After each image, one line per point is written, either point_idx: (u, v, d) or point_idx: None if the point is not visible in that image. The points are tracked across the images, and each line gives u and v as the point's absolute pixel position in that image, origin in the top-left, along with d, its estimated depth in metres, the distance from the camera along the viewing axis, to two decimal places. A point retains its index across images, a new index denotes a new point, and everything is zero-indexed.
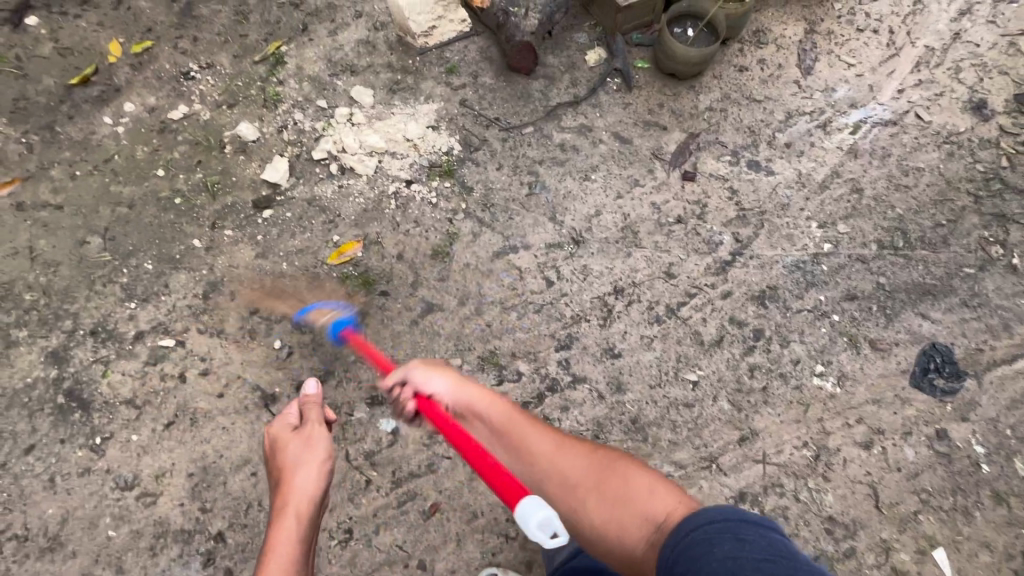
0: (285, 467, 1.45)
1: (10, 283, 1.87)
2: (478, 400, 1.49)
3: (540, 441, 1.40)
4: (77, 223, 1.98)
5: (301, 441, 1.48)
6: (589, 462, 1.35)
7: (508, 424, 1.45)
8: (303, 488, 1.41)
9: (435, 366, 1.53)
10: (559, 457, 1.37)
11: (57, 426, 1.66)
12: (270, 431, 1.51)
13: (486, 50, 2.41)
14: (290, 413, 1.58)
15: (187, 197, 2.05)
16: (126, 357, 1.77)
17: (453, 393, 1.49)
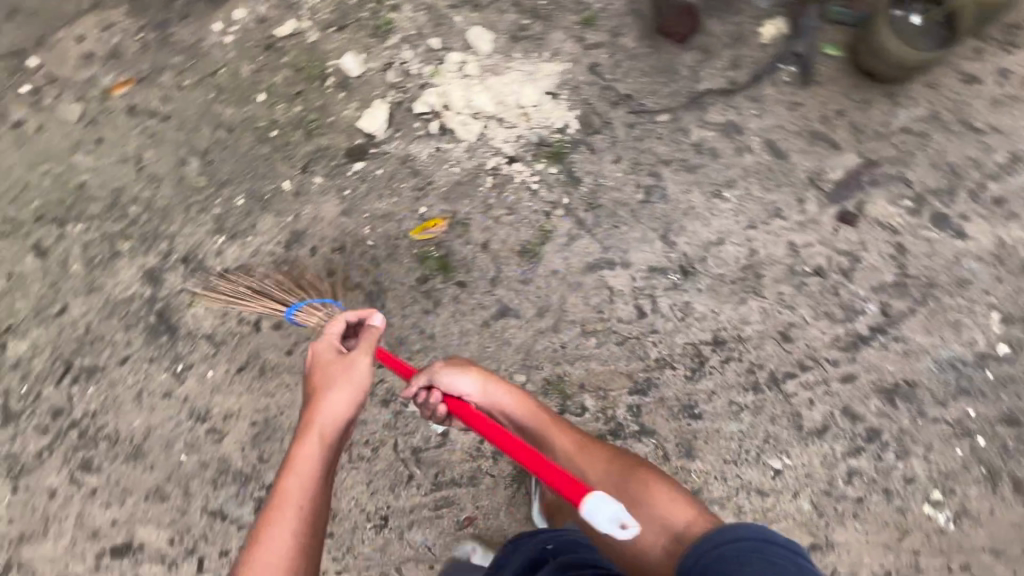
0: (319, 390, 1.31)
1: (119, 192, 1.94)
2: (506, 399, 1.35)
3: (567, 439, 1.27)
4: (181, 140, 1.97)
5: (342, 365, 1.33)
6: (613, 464, 1.22)
7: (536, 422, 1.31)
8: (337, 412, 1.27)
9: (455, 363, 1.37)
10: (584, 462, 1.23)
11: (148, 345, 1.79)
12: (312, 347, 1.38)
13: (636, 1, 1.96)
14: (334, 331, 1.42)
15: (283, 131, 1.95)
16: (210, 292, 1.82)
17: (478, 388, 1.34)
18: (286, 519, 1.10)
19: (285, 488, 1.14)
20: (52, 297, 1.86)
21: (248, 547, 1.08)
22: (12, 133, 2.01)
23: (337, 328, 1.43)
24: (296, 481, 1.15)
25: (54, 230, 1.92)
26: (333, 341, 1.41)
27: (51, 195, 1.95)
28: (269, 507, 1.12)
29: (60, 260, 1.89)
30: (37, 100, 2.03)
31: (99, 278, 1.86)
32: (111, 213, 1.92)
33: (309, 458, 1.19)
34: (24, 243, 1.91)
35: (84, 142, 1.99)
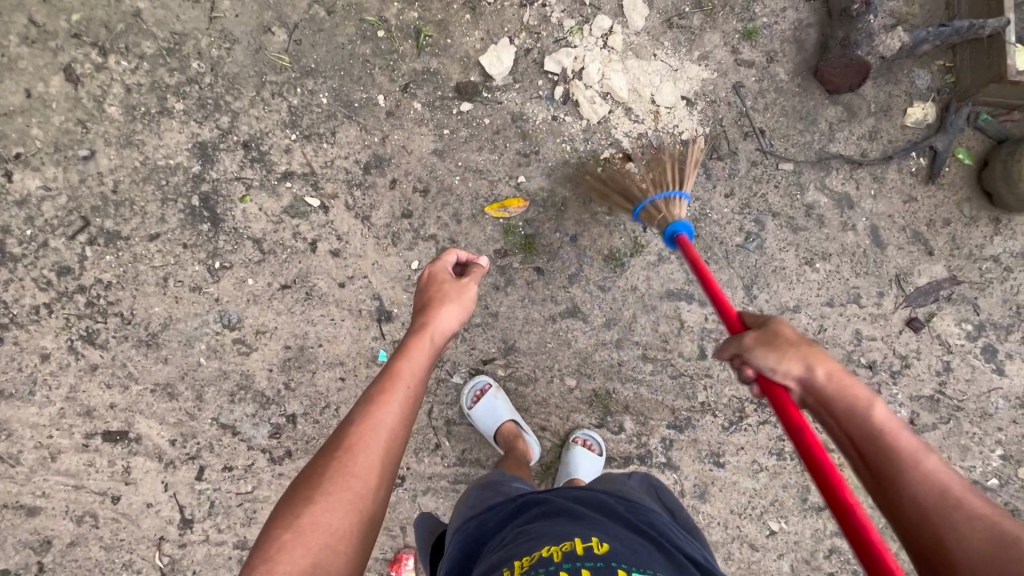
0: (432, 302, 1.28)
1: (182, 38, 1.64)
2: (834, 393, 0.96)
3: (929, 469, 0.86)
4: (268, 2, 1.67)
5: (458, 285, 1.30)
6: (998, 541, 0.76)
7: (875, 439, 0.90)
8: (446, 326, 1.24)
9: (771, 336, 1.03)
10: (933, 517, 0.82)
11: (184, 228, 1.59)
12: (432, 263, 1.35)
13: (803, 30, 1.82)
14: (447, 261, 1.38)
15: (392, 36, 1.70)
16: (267, 192, 1.62)
17: (798, 369, 0.98)
18: (394, 399, 1.06)
19: (398, 370, 1.11)
20: (77, 137, 1.59)
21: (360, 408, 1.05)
22: None
23: (449, 261, 1.39)
24: (409, 366, 1.12)
25: (92, 58, 1.61)
26: (446, 269, 1.37)
27: (95, 12, 1.62)
28: (380, 381, 1.09)
29: (94, 96, 1.60)
30: None
31: (139, 134, 1.60)
32: (167, 60, 1.63)
33: (422, 354, 1.16)
34: (52, 60, 1.59)
35: None
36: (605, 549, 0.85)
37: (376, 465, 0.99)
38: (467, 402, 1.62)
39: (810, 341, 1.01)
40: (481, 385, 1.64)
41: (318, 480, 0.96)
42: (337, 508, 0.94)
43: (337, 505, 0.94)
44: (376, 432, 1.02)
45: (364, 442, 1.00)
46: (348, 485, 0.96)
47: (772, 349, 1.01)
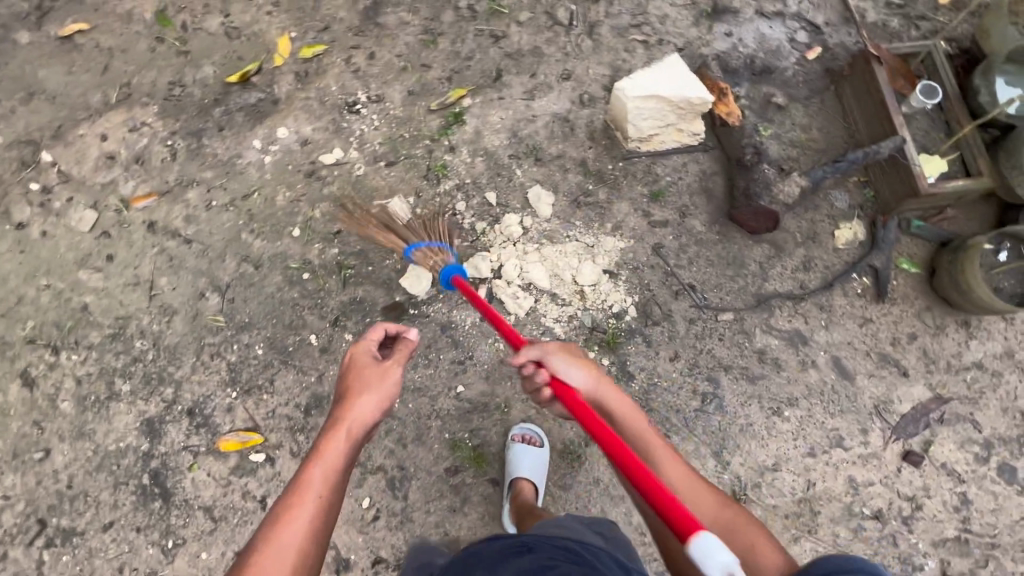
0: (352, 388, 1.26)
1: (126, 320, 1.75)
2: (611, 404, 1.29)
3: (666, 457, 1.20)
4: (201, 269, 1.80)
5: (378, 371, 1.27)
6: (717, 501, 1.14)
7: (640, 437, 1.24)
8: (364, 415, 1.22)
9: (569, 351, 1.31)
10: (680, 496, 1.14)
11: (137, 510, 1.60)
12: (353, 346, 1.33)
13: (707, 179, 1.86)
14: (371, 340, 1.35)
15: (317, 275, 1.79)
16: (214, 455, 1.64)
17: (583, 378, 1.29)
18: (302, 513, 1.07)
19: (304, 480, 1.11)
20: (33, 439, 1.65)
21: (264, 530, 1.05)
22: (14, 234, 1.83)
23: (374, 338, 1.36)
24: (318, 474, 1.12)
25: (45, 358, 1.72)
26: (369, 349, 1.34)
27: (48, 314, 1.76)
28: (286, 496, 1.09)
29: (48, 394, 1.69)
30: (46, 200, 1.85)
31: (90, 423, 1.67)
32: (113, 344, 1.73)
33: (333, 457, 1.15)
34: (9, 367, 1.71)
35: (93, 255, 1.81)
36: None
37: None
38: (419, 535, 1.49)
39: (595, 364, 1.32)
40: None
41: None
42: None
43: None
44: (279, 554, 1.02)
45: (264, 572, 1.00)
46: None
47: (569, 358, 1.30)
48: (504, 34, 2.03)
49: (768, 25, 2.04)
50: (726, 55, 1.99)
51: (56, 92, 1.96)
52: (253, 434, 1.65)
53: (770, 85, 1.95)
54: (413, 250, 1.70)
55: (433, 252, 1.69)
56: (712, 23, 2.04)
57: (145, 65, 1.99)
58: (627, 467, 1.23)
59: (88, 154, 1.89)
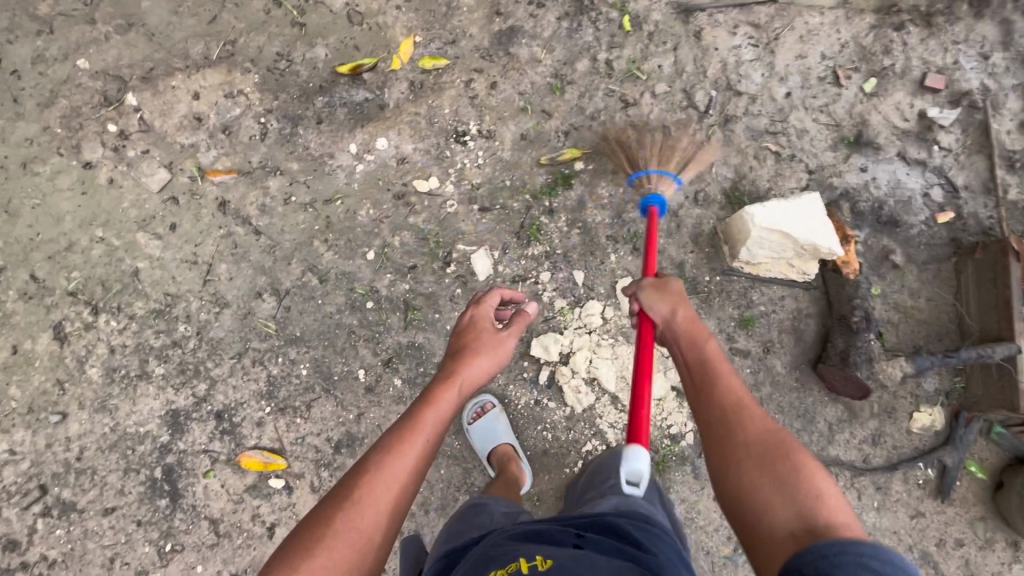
0: (468, 351, 1.26)
1: (174, 299, 1.66)
2: (683, 332, 1.17)
3: (732, 383, 1.06)
4: (264, 266, 1.69)
5: (495, 337, 1.28)
6: (771, 430, 0.98)
7: (703, 361, 1.11)
8: (477, 374, 1.22)
9: (661, 287, 1.24)
10: (733, 415, 1.00)
11: (141, 503, 1.53)
12: (475, 309, 1.33)
13: (801, 320, 1.76)
14: (488, 304, 1.37)
15: (381, 307, 1.69)
16: (233, 467, 1.57)
17: (665, 310, 1.21)
18: (412, 450, 1.06)
19: (418, 421, 1.10)
20: (52, 400, 1.57)
21: (377, 455, 1.05)
22: (79, 173, 1.71)
23: (490, 303, 1.38)
24: (432, 416, 1.12)
25: (83, 316, 1.62)
26: (489, 311, 1.36)
27: (95, 270, 1.65)
28: (402, 429, 1.09)
29: (77, 356, 1.60)
30: (120, 145, 1.73)
31: (113, 398, 1.59)
32: (155, 321, 1.64)
33: (446, 406, 1.14)
34: (44, 316, 1.62)
35: (156, 220, 1.70)
36: (550, 566, 0.89)
37: (381, 514, 1.00)
38: (467, 417, 1.63)
39: (683, 296, 1.23)
40: (484, 403, 1.65)
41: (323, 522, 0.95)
42: (342, 556, 0.94)
43: (340, 554, 0.94)
44: (392, 478, 1.03)
45: (376, 492, 1.01)
46: (350, 539, 0.95)
47: (654, 293, 1.24)
48: (635, 101, 1.90)
49: (906, 172, 1.92)
50: (856, 192, 1.87)
51: (156, 29, 1.81)
52: (277, 458, 1.58)
53: (890, 239, 1.85)
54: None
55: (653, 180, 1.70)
56: (850, 153, 1.92)
57: (255, 26, 1.85)
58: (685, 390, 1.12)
59: (175, 109, 1.75)
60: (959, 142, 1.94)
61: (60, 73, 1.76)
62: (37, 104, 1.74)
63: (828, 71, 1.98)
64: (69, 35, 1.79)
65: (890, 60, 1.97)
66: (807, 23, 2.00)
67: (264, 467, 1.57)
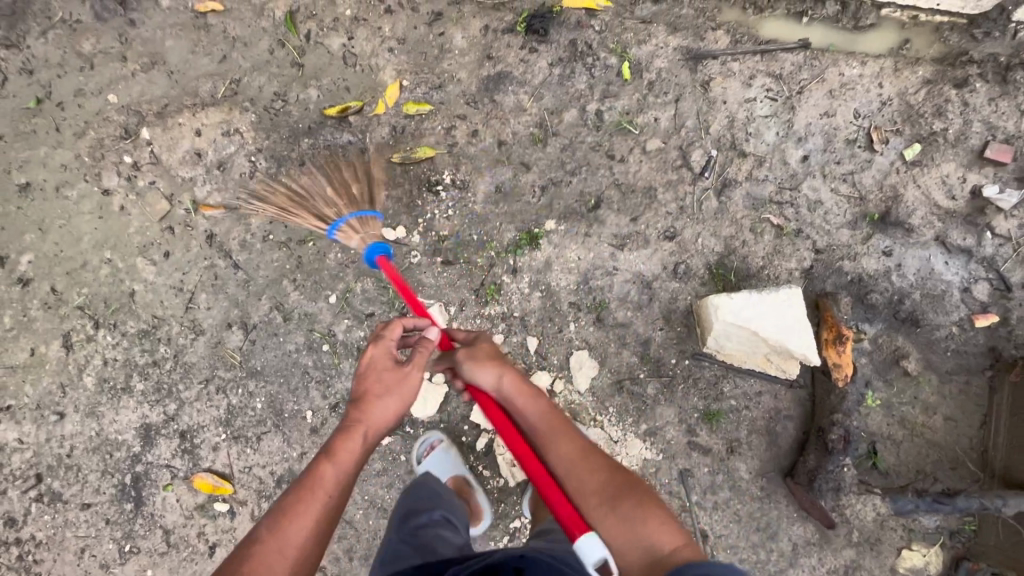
0: (368, 392, 1.16)
1: (160, 322, 1.82)
2: (512, 396, 1.12)
3: (568, 440, 1.04)
4: (237, 300, 1.81)
5: (398, 375, 1.17)
6: (613, 468, 1.01)
7: (540, 422, 1.07)
8: (383, 419, 1.14)
9: (474, 354, 1.18)
10: (576, 466, 1.01)
11: (111, 504, 1.72)
12: (372, 347, 1.20)
13: (775, 422, 1.58)
14: (390, 336, 1.24)
15: (335, 352, 1.74)
16: (187, 485, 1.71)
17: (489, 373, 1.14)
18: (312, 510, 1.02)
19: (315, 479, 1.04)
20: (55, 400, 1.80)
21: (269, 522, 1.00)
22: (99, 198, 1.91)
23: (394, 333, 1.25)
24: (332, 474, 1.05)
25: (87, 329, 1.83)
26: (391, 345, 1.23)
27: (101, 288, 1.86)
28: (294, 496, 1.02)
29: (79, 364, 1.82)
30: (132, 175, 1.91)
31: (101, 405, 1.78)
32: (142, 341, 1.81)
33: (350, 459, 1.09)
34: (58, 325, 1.84)
35: (153, 247, 1.86)
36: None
37: None
38: (416, 454, 1.63)
39: (502, 357, 1.17)
40: (432, 441, 1.63)
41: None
42: None
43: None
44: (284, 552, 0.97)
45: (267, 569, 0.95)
46: None
47: (472, 361, 1.17)
48: (621, 157, 1.76)
49: (944, 261, 1.61)
50: (871, 281, 1.61)
51: (174, 66, 1.97)
52: (225, 483, 1.70)
53: (906, 341, 1.59)
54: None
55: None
56: (873, 233, 1.65)
57: (259, 66, 1.94)
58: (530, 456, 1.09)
59: (181, 145, 1.90)
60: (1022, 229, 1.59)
61: (94, 106, 1.97)
62: (73, 133, 1.96)
63: (860, 133, 1.70)
64: (104, 71, 1.99)
65: (943, 123, 1.66)
66: (842, 75, 1.74)
67: (212, 490, 1.70)
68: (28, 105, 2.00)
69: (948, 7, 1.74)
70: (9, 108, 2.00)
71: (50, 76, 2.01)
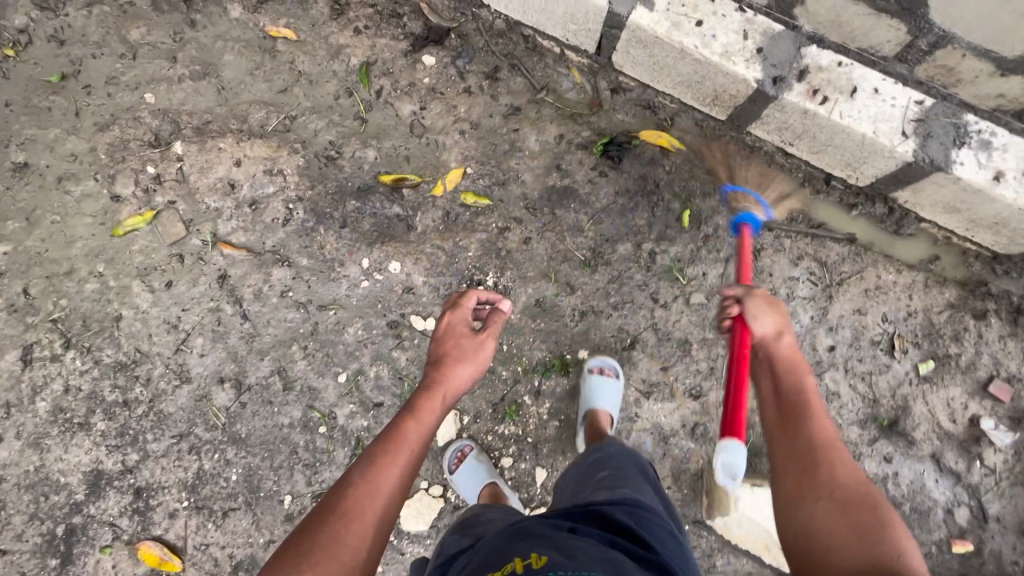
0: (446, 362, 1.37)
1: (141, 358, 1.64)
2: (786, 357, 1.20)
3: (827, 428, 1.06)
4: (236, 354, 1.66)
5: (473, 344, 1.41)
6: (859, 480, 0.96)
7: (799, 395, 1.11)
8: (458, 385, 1.33)
9: (771, 302, 1.26)
10: (823, 452, 1.01)
11: (34, 556, 1.51)
12: (451, 315, 1.46)
13: None
14: (465, 305, 1.50)
15: (331, 437, 1.62)
16: (130, 552, 1.53)
17: (771, 326, 1.24)
18: (402, 459, 1.10)
19: (403, 433, 1.14)
20: None
21: (364, 466, 1.06)
22: (105, 203, 1.73)
23: (461, 312, 1.49)
24: (415, 430, 1.17)
25: (54, 346, 1.62)
26: (466, 315, 1.48)
27: (82, 304, 1.66)
28: (387, 441, 1.12)
29: (33, 384, 1.60)
30: (151, 188, 1.74)
31: (49, 438, 1.57)
32: (116, 375, 1.62)
33: (429, 415, 1.22)
34: (20, 334, 1.63)
35: (155, 273, 1.69)
36: (544, 564, 0.81)
37: (372, 528, 0.99)
38: (449, 466, 1.61)
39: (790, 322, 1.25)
40: (462, 448, 1.62)
41: (311, 539, 0.93)
42: None
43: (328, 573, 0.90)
44: (377, 494, 1.03)
45: (360, 510, 0.99)
46: (338, 554, 0.93)
47: (764, 304, 1.26)
48: (665, 302, 1.77)
49: (935, 478, 1.70)
50: None
51: (227, 83, 1.84)
52: (174, 558, 1.53)
53: None
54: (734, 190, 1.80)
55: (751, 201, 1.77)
56: (879, 437, 1.72)
57: (320, 108, 1.84)
58: (766, 411, 1.14)
59: (215, 170, 1.76)
60: (1007, 465, 1.70)
61: (126, 101, 1.80)
62: (94, 124, 1.78)
63: (884, 336, 1.79)
64: (146, 66, 1.83)
65: (957, 349, 1.78)
66: (878, 278, 1.84)
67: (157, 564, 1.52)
68: (49, 78, 1.80)
69: (980, 241, 1.87)
70: (26, 76, 1.80)
71: (83, 54, 1.83)
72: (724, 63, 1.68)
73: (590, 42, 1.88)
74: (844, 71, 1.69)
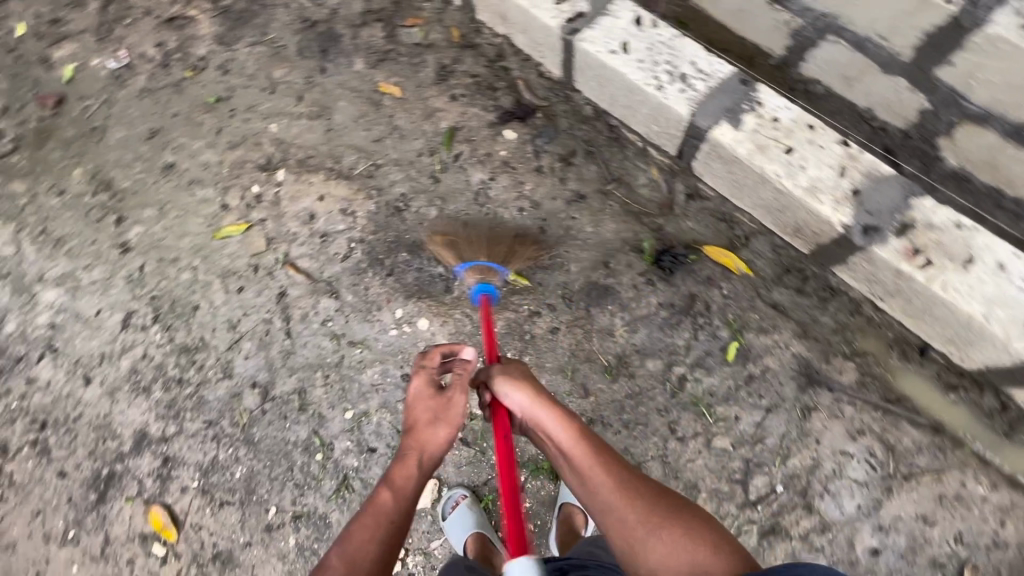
0: (416, 418, 1.25)
1: (201, 347, 1.90)
2: (545, 418, 1.16)
3: (608, 463, 1.09)
4: (272, 365, 1.85)
5: (441, 404, 1.26)
6: (655, 492, 1.05)
7: (578, 445, 1.12)
8: (434, 445, 1.22)
9: (511, 373, 1.24)
10: (620, 494, 1.04)
11: (81, 487, 1.82)
12: (417, 373, 1.31)
13: None
14: (429, 361, 1.33)
15: (324, 466, 1.75)
16: (144, 510, 1.78)
17: (518, 397, 1.20)
18: (375, 536, 1.04)
19: (374, 509, 1.08)
20: (89, 365, 1.93)
21: (337, 550, 1.02)
22: (215, 209, 2.05)
23: (433, 361, 1.33)
24: (389, 502, 1.09)
25: (146, 318, 1.96)
26: (432, 373, 1.32)
27: (176, 289, 1.98)
28: (360, 520, 1.07)
29: (123, 345, 1.94)
30: (251, 205, 2.03)
31: (120, 392, 1.89)
32: (179, 355, 1.90)
33: (405, 485, 1.14)
34: (126, 301, 1.98)
35: (233, 277, 1.96)
36: None
37: None
38: (443, 512, 1.63)
39: (535, 382, 1.21)
40: (456, 497, 1.66)
41: None
42: None
43: None
44: None
45: None
46: None
47: (504, 378, 1.23)
48: (682, 436, 1.62)
49: None
50: None
51: (334, 126, 2.08)
52: (173, 528, 1.75)
53: None
54: (467, 266, 1.70)
55: (484, 271, 1.67)
56: None
57: (402, 162, 2.00)
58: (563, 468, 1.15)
59: (303, 200, 2.00)
60: None
61: (255, 127, 2.12)
62: (228, 141, 2.12)
63: (951, 560, 1.47)
64: (278, 100, 2.14)
65: None
66: (961, 485, 1.52)
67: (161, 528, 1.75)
68: (208, 99, 2.19)
69: None
70: (193, 94, 2.21)
71: (237, 83, 2.20)
72: (808, 200, 1.54)
73: (672, 146, 1.82)
74: (963, 235, 1.46)
